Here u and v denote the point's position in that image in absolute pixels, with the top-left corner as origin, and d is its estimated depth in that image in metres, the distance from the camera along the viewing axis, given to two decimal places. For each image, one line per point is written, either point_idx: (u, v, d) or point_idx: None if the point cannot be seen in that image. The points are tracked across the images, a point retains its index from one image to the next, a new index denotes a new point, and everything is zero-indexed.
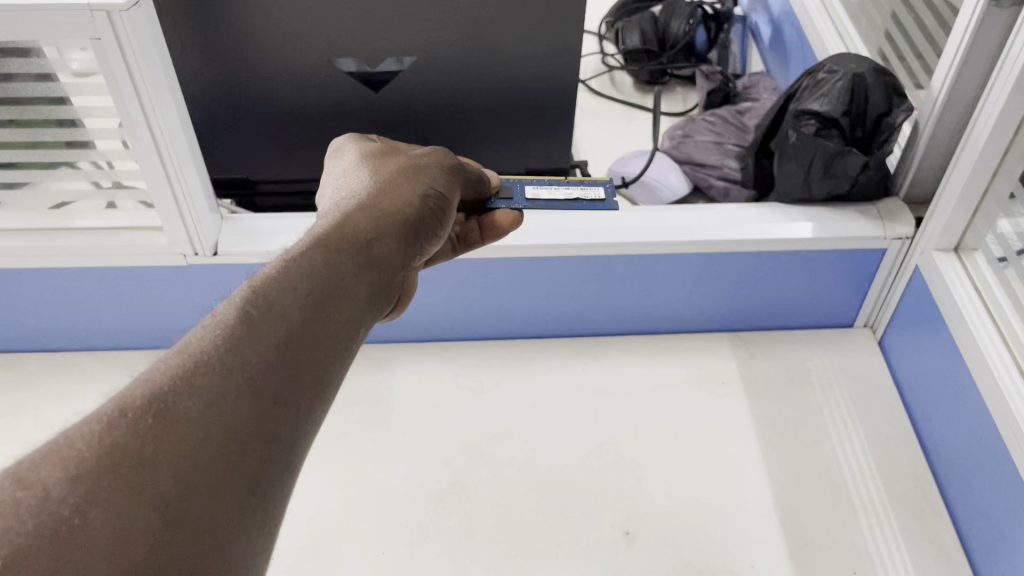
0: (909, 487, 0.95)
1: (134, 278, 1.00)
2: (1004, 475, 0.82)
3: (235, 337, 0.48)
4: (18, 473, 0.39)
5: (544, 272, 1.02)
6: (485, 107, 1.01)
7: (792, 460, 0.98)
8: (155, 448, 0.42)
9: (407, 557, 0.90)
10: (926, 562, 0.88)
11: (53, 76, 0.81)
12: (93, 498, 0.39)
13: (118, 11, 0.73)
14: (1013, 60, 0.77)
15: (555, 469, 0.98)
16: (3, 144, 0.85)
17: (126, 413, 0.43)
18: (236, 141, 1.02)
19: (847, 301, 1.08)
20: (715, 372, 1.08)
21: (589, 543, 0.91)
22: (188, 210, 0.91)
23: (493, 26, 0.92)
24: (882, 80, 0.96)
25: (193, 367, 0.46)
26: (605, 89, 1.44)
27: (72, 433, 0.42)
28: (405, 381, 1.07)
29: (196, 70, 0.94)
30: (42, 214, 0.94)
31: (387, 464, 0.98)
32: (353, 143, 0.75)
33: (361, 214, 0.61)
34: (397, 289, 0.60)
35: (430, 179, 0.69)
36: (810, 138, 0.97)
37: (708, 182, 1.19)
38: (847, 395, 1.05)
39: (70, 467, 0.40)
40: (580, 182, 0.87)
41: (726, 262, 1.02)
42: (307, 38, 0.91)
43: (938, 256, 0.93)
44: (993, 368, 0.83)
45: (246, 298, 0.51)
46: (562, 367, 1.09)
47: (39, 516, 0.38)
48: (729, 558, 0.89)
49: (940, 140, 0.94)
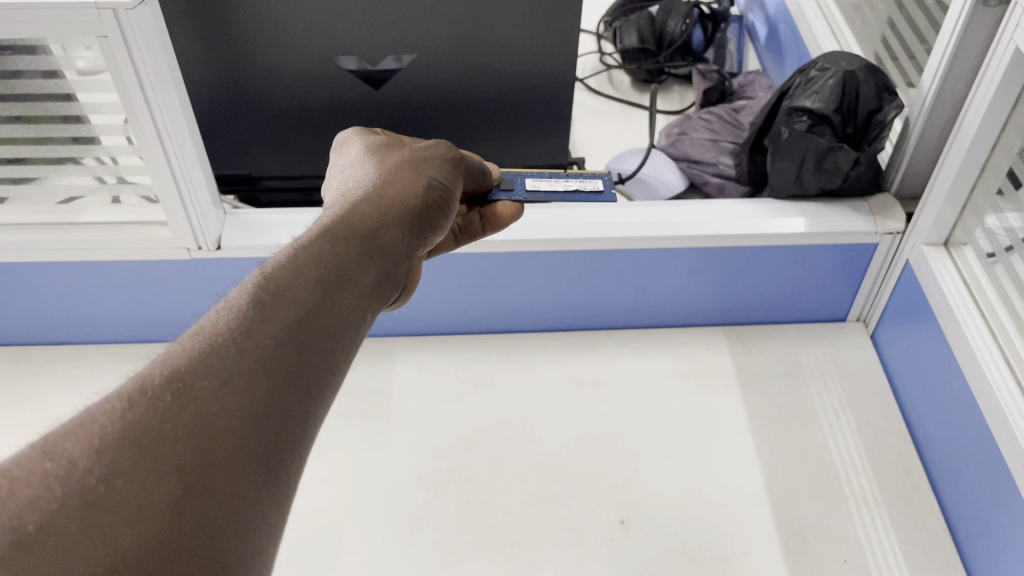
0: (897, 477, 0.97)
1: (139, 272, 1.01)
2: (991, 464, 0.85)
3: (249, 321, 0.50)
4: (44, 445, 0.41)
5: (542, 266, 1.04)
6: (486, 104, 1.03)
7: (784, 450, 1.00)
8: (175, 424, 0.43)
9: (407, 546, 0.92)
10: (914, 549, 0.91)
11: (59, 73, 0.82)
12: (117, 469, 0.41)
13: (125, 9, 0.74)
14: (999, 58, 0.80)
15: (553, 460, 1.00)
16: (11, 139, 0.87)
17: (147, 391, 0.45)
18: (241, 137, 1.04)
19: (839, 295, 1.10)
20: (710, 365, 1.10)
21: (586, 532, 0.93)
22: (192, 206, 0.93)
23: (496, 25, 0.94)
24: (873, 78, 0.98)
25: (209, 349, 0.48)
26: (603, 87, 1.46)
27: (94, 409, 0.44)
28: (406, 374, 1.09)
29: (201, 67, 0.95)
30: (48, 209, 0.95)
31: (389, 456, 1.00)
32: (358, 137, 0.77)
33: (367, 205, 0.63)
34: (403, 277, 0.62)
35: (434, 172, 0.71)
36: (803, 135, 0.99)
37: (704, 179, 1.22)
38: (838, 386, 1.07)
39: (94, 440, 0.42)
40: (581, 176, 0.89)
41: (721, 256, 1.04)
42: (312, 36, 0.93)
43: (927, 251, 0.96)
44: (982, 360, 0.85)
45: (258, 284, 0.53)
46: (561, 361, 1.11)
47: (66, 485, 0.39)
48: (722, 545, 0.91)
49: (930, 136, 0.96)
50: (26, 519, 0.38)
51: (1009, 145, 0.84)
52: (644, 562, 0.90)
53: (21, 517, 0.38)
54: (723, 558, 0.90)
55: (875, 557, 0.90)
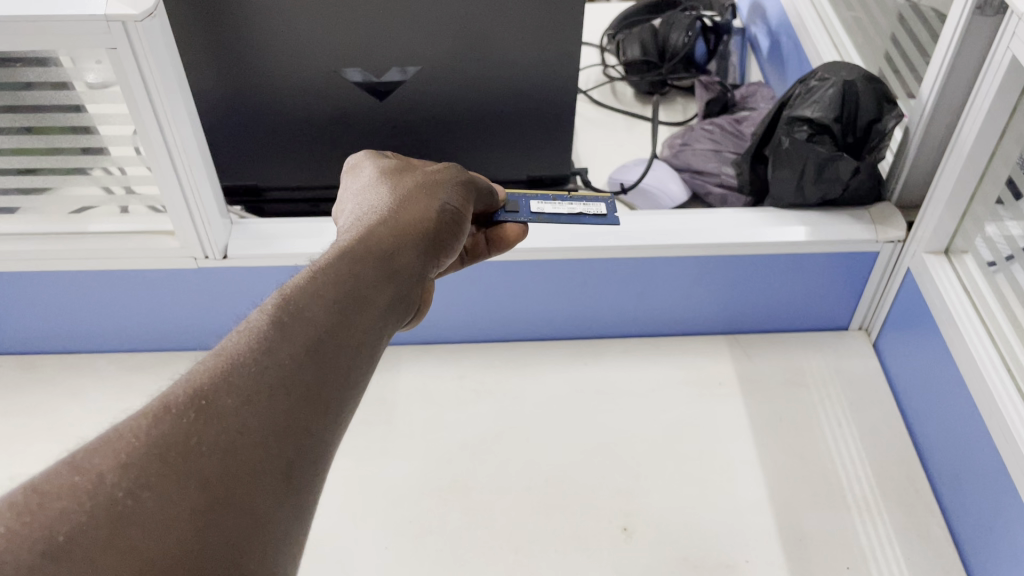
0: (898, 482, 0.98)
1: (147, 281, 1.02)
2: (992, 470, 0.86)
3: (269, 341, 0.51)
4: (73, 461, 0.43)
5: (547, 276, 1.05)
6: (489, 115, 1.04)
7: (785, 456, 1.01)
8: (199, 440, 0.45)
9: (409, 552, 0.93)
10: (916, 556, 0.91)
11: (69, 85, 0.83)
12: (143, 483, 0.42)
13: (133, 21, 0.75)
14: (996, 66, 0.81)
15: (555, 466, 1.01)
16: (23, 150, 0.88)
17: (170, 409, 0.46)
18: (249, 150, 1.05)
19: (840, 303, 1.11)
20: (713, 374, 1.11)
21: (588, 538, 0.94)
22: (200, 217, 0.94)
23: (498, 38, 0.95)
24: (872, 87, 0.99)
25: (230, 368, 0.49)
26: (606, 98, 1.48)
27: (121, 427, 0.45)
28: (410, 382, 1.10)
29: (207, 80, 0.97)
30: (60, 220, 0.97)
31: (390, 462, 1.01)
32: (370, 159, 0.78)
33: (383, 226, 0.64)
34: (417, 299, 0.63)
35: (447, 194, 0.71)
36: (803, 144, 1.00)
37: (706, 189, 1.23)
38: (840, 394, 1.08)
39: (121, 455, 0.43)
40: (585, 199, 0.87)
41: (723, 264, 1.05)
42: (319, 49, 0.94)
43: (928, 259, 0.97)
44: (983, 367, 0.86)
45: (278, 306, 0.54)
46: (563, 369, 1.12)
47: (95, 497, 0.41)
48: (726, 553, 0.92)
49: (930, 147, 0.97)
50: (57, 529, 0.39)
51: (1007, 153, 0.85)
52: (646, 569, 0.90)
53: (51, 528, 0.39)
54: (726, 565, 0.91)
55: (876, 563, 0.91)
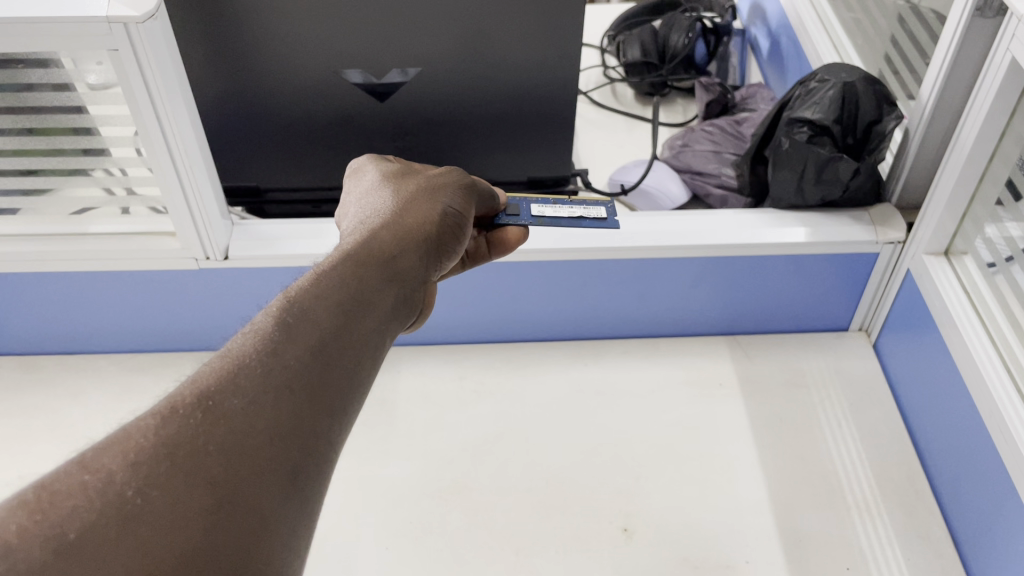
0: (898, 483, 0.98)
1: (148, 281, 1.02)
2: (992, 470, 0.86)
3: (275, 343, 0.51)
4: (82, 459, 0.43)
5: (547, 277, 1.05)
6: (489, 116, 1.04)
7: (785, 456, 1.01)
8: (206, 440, 0.45)
9: (410, 553, 0.93)
10: (916, 557, 0.91)
11: (70, 86, 0.83)
12: (152, 482, 0.42)
13: (135, 23, 0.75)
14: (996, 68, 0.81)
15: (555, 467, 1.01)
16: (24, 151, 0.88)
17: (178, 409, 0.46)
18: (249, 151, 1.05)
19: (840, 304, 1.11)
20: (713, 375, 1.11)
21: (588, 538, 0.94)
22: (201, 218, 0.94)
23: (499, 40, 0.96)
24: (872, 89, 0.99)
25: (237, 369, 0.49)
26: (606, 99, 1.48)
27: (129, 426, 0.45)
28: (411, 382, 1.10)
29: (209, 82, 0.97)
30: (61, 220, 0.97)
31: (391, 463, 1.01)
32: (373, 162, 0.78)
33: (387, 229, 0.64)
34: (420, 302, 0.63)
35: (450, 198, 0.71)
36: (803, 145, 1.00)
37: (706, 190, 1.23)
38: (840, 395, 1.08)
39: (130, 454, 0.43)
40: (585, 203, 0.88)
41: (723, 265, 1.05)
42: (320, 50, 0.94)
43: (929, 260, 0.97)
44: (983, 368, 0.86)
45: (283, 308, 0.54)
46: (564, 370, 1.12)
47: (104, 496, 0.41)
48: (726, 554, 0.92)
49: (929, 148, 0.97)
50: (67, 527, 0.40)
51: (1007, 154, 0.85)
52: (646, 569, 0.91)
53: (62, 526, 0.39)
54: (726, 565, 0.91)
55: (876, 563, 0.91)
